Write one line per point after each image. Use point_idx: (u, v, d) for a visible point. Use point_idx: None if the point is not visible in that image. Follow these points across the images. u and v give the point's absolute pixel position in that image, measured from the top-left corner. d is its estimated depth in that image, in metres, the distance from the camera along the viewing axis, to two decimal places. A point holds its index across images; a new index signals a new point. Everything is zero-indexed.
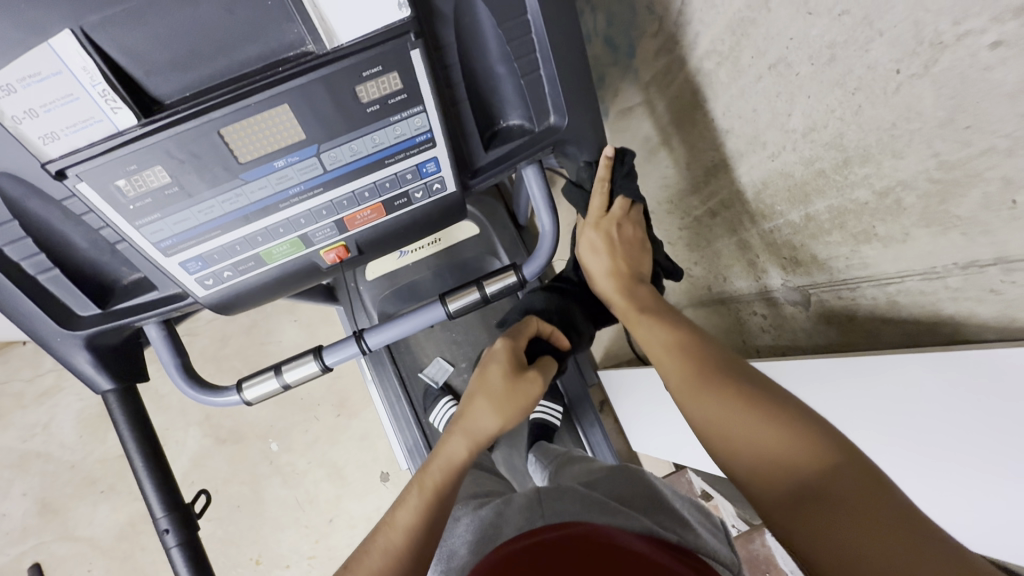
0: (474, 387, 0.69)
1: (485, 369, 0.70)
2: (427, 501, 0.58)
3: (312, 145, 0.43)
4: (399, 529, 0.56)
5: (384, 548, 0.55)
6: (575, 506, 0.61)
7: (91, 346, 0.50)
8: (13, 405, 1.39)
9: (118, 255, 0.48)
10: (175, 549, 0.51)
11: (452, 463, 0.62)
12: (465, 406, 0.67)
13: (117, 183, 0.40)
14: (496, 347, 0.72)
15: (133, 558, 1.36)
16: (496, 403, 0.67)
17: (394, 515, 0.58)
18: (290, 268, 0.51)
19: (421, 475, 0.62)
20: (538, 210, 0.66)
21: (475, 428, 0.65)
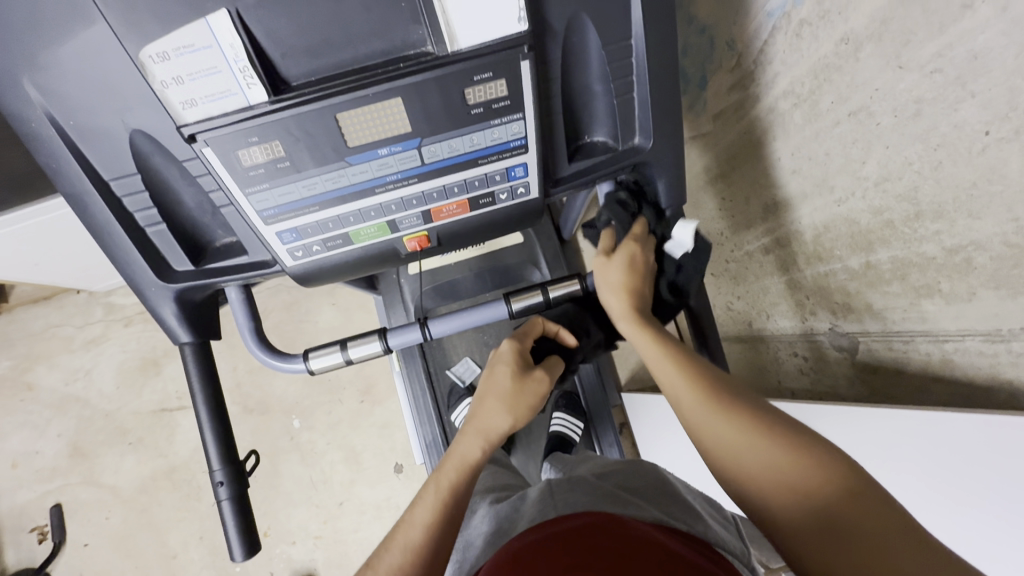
0: (483, 390, 0.69)
1: (494, 368, 0.71)
2: (444, 498, 0.59)
3: (416, 138, 0.45)
4: (417, 526, 0.56)
5: (403, 545, 0.55)
6: (585, 493, 0.62)
7: (178, 298, 0.53)
8: (61, 349, 1.46)
9: (218, 218, 0.51)
10: (225, 501, 0.54)
11: (466, 461, 0.63)
12: (475, 409, 0.68)
13: (238, 151, 0.44)
14: (503, 347, 0.72)
15: (149, 512, 1.40)
16: (508, 404, 0.68)
17: (411, 513, 0.58)
18: (372, 251, 0.54)
19: (435, 475, 0.62)
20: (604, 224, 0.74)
21: (488, 428, 0.67)
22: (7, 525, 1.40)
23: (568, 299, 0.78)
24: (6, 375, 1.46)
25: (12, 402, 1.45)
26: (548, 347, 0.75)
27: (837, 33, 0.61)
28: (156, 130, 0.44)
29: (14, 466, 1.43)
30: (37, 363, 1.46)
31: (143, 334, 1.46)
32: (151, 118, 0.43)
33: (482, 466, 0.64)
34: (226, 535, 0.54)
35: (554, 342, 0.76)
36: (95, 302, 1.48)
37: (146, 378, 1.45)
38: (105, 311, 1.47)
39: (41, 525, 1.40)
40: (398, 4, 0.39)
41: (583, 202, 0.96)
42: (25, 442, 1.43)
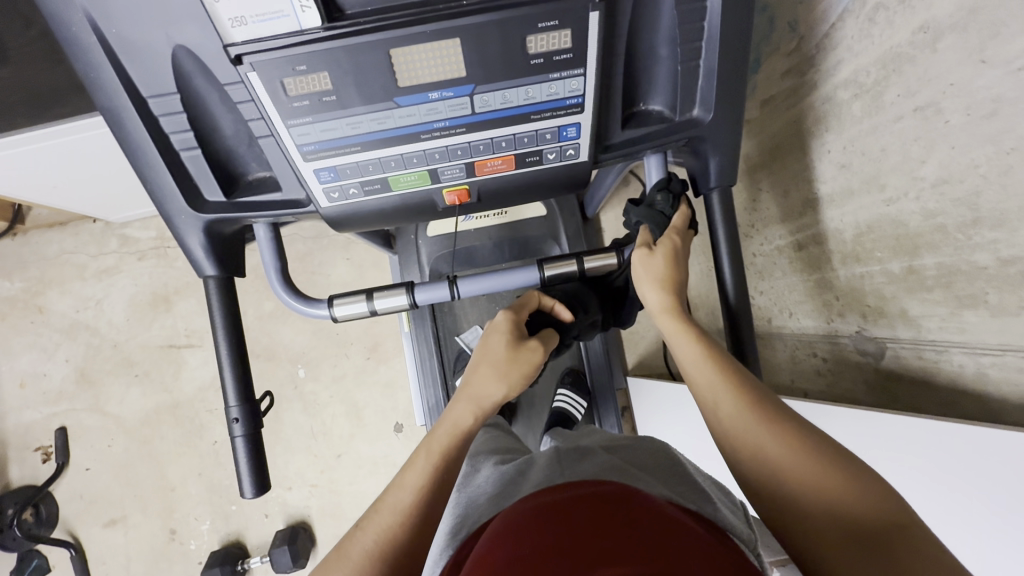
0: (478, 358, 0.69)
1: (489, 338, 0.72)
2: (436, 462, 0.59)
3: (469, 84, 0.43)
4: (407, 488, 0.56)
5: (393, 506, 0.55)
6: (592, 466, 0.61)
7: (207, 231, 0.52)
8: (74, 275, 1.46)
9: (253, 150, 0.49)
10: (239, 437, 0.54)
11: (458, 428, 0.63)
12: (470, 375, 0.68)
13: (284, 79, 0.42)
14: (497, 317, 0.74)
15: (151, 443, 1.43)
16: (502, 371, 0.68)
17: (402, 476, 0.58)
18: (409, 200, 0.52)
19: (426, 440, 0.61)
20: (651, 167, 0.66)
21: (481, 395, 0.66)
22: (12, 441, 1.43)
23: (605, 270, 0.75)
24: (18, 295, 1.46)
25: (24, 323, 1.46)
26: (540, 321, 0.78)
27: (916, 20, 0.57)
28: (201, 48, 0.42)
29: (22, 385, 1.45)
30: (50, 286, 1.46)
31: (157, 269, 1.46)
32: (194, 34, 0.41)
33: (473, 432, 0.64)
34: (237, 471, 0.54)
35: (550, 316, 0.79)
36: (111, 233, 1.47)
37: (155, 313, 1.45)
38: (120, 243, 1.47)
39: (45, 445, 1.43)
40: None
41: (614, 181, 0.94)
42: (34, 363, 1.45)
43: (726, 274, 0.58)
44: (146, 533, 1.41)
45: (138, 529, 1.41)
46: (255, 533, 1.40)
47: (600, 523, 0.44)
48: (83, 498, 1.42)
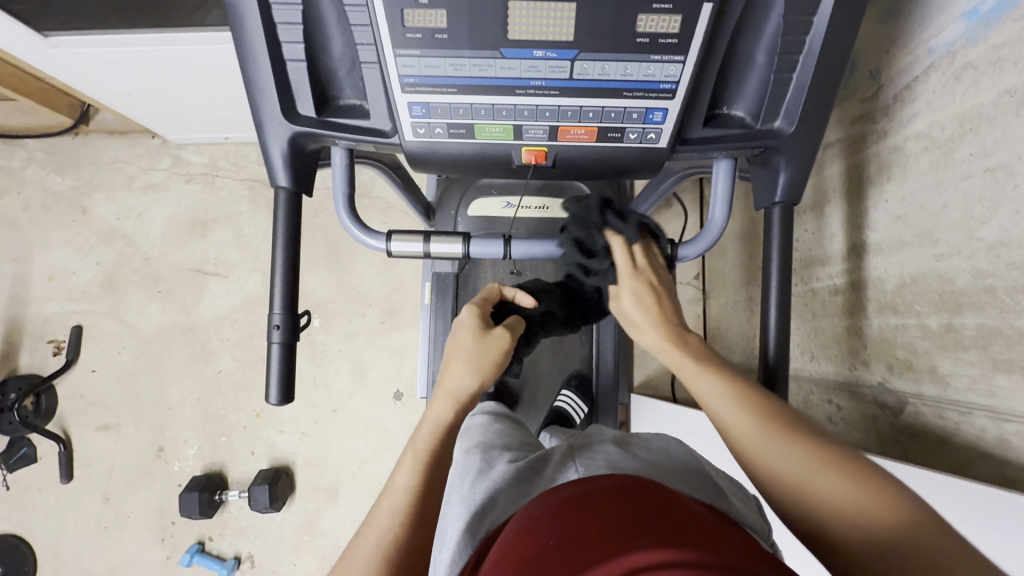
0: (449, 353, 0.71)
1: (458, 333, 0.73)
2: (424, 463, 0.61)
3: (574, 49, 0.45)
4: (397, 495, 0.59)
5: (388, 510, 0.58)
6: (604, 465, 0.61)
7: (291, 144, 0.55)
8: (123, 184, 1.51)
9: (352, 75, 0.52)
10: (276, 344, 0.56)
11: (439, 424, 0.65)
12: (442, 373, 0.70)
13: (404, 10, 0.44)
14: (463, 313, 0.75)
15: (159, 360, 1.46)
16: (474, 362, 0.70)
17: (394, 480, 0.61)
18: (487, 153, 0.53)
19: (411, 440, 0.64)
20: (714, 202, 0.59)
21: (455, 388, 0.68)
22: (28, 330, 1.46)
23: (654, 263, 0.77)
24: (65, 192, 1.51)
25: (65, 219, 1.50)
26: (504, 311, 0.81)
27: (1003, 83, 0.58)
28: None
29: (50, 278, 1.49)
30: (97, 190, 1.51)
31: (201, 194, 1.50)
32: None
33: (456, 425, 0.66)
34: (267, 378, 0.56)
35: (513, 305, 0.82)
36: (166, 151, 1.52)
37: (190, 236, 1.49)
38: (172, 162, 1.51)
39: (59, 339, 1.46)
40: None
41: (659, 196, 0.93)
42: (66, 259, 1.49)
43: (772, 287, 0.58)
44: (133, 446, 1.43)
45: (127, 440, 1.43)
46: (238, 468, 1.41)
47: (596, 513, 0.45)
48: (81, 399, 1.44)
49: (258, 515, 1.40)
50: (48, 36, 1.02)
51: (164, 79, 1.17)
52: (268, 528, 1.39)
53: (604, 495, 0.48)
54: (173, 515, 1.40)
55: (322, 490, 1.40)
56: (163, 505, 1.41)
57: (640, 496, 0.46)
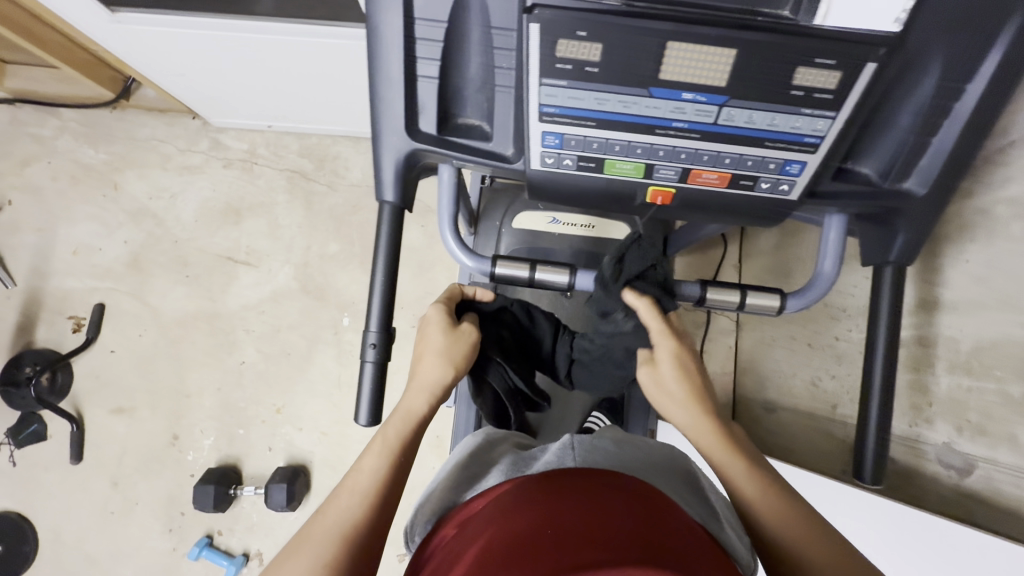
0: (420, 347, 0.69)
1: (426, 329, 0.71)
2: (393, 449, 0.60)
3: (724, 95, 0.44)
4: (366, 471, 0.57)
5: (352, 488, 0.56)
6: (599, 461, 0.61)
7: (406, 159, 0.53)
8: (157, 163, 1.48)
9: (480, 95, 0.50)
10: (369, 361, 0.55)
11: (412, 414, 0.64)
12: (414, 368, 0.69)
13: (559, 40, 0.42)
14: (430, 311, 0.73)
15: (180, 346, 1.42)
16: (446, 353, 0.69)
17: (361, 461, 0.59)
18: (611, 187, 0.52)
19: (381, 428, 0.63)
20: (823, 255, 0.61)
21: (427, 383, 0.67)
22: (47, 303, 1.43)
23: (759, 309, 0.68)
24: (97, 165, 1.47)
25: (94, 194, 1.47)
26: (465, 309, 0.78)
27: None
28: None
29: (74, 253, 1.45)
30: (130, 166, 1.47)
31: (237, 181, 1.47)
32: None
33: (429, 418, 0.65)
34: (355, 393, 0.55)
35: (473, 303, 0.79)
36: (204, 133, 1.49)
37: (223, 222, 1.46)
38: (210, 145, 1.48)
39: (79, 316, 1.43)
40: None
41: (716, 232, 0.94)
42: (91, 234, 1.45)
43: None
44: (147, 432, 1.39)
45: (141, 425, 1.40)
46: (253, 462, 1.39)
47: (571, 511, 0.48)
48: (97, 378, 1.41)
49: (271, 512, 1.37)
50: (116, 11, 1.00)
51: (224, 65, 1.16)
52: (279, 527, 1.36)
53: (583, 489, 0.51)
54: (183, 505, 1.37)
55: None
56: (174, 494, 1.38)
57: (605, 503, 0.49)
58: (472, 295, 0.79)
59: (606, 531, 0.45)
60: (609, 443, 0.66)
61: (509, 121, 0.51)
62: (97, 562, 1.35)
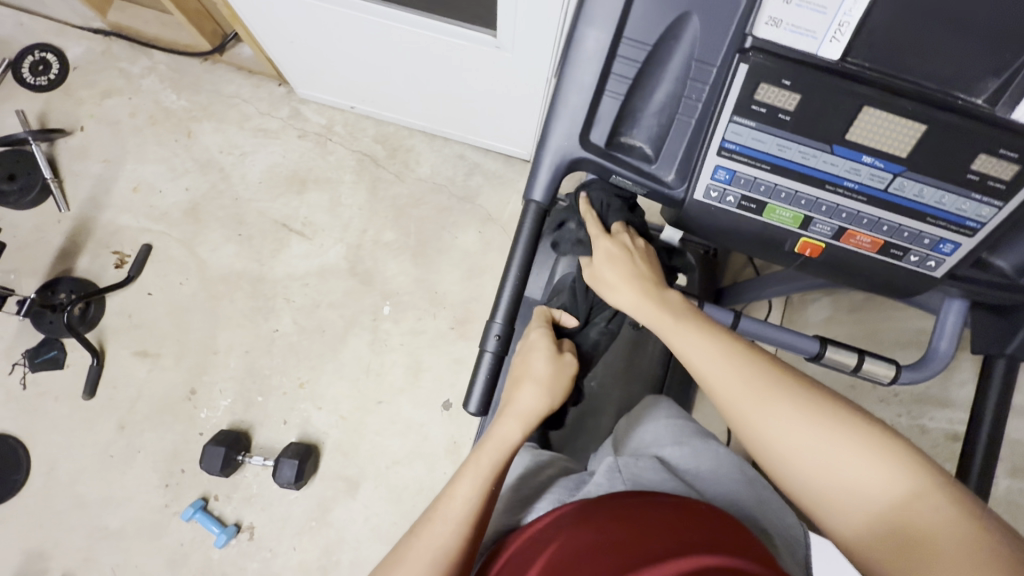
0: (519, 372, 0.71)
1: (527, 353, 0.72)
2: (487, 477, 0.64)
3: (903, 166, 0.46)
4: (457, 497, 0.62)
5: (444, 515, 0.62)
6: (650, 483, 0.63)
7: (566, 163, 0.57)
8: (235, 119, 1.50)
9: (655, 119, 0.55)
10: (493, 338, 0.66)
11: (505, 443, 0.67)
12: (511, 392, 0.71)
13: (762, 84, 0.45)
14: (532, 335, 0.73)
15: (217, 302, 1.41)
16: (545, 385, 0.70)
17: (453, 487, 0.64)
18: (762, 231, 0.54)
19: (477, 455, 0.66)
20: (937, 336, 0.65)
21: (524, 409, 0.69)
22: (97, 234, 1.43)
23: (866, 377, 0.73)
24: (178, 111, 1.50)
25: (168, 137, 1.49)
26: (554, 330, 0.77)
27: None
28: (706, 27, 0.49)
29: (135, 190, 1.46)
30: (208, 118, 1.50)
31: (309, 152, 1.49)
32: (711, 18, 0.49)
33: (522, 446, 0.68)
34: (473, 373, 0.67)
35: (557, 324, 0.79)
36: (287, 101, 1.51)
37: (287, 189, 1.47)
38: (291, 113, 1.51)
39: (124, 252, 1.43)
40: (1002, 53, 0.41)
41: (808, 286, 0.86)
42: (156, 176, 1.47)
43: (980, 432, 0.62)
44: (167, 380, 1.37)
45: (163, 372, 1.38)
46: (265, 432, 1.36)
47: (606, 534, 0.50)
48: (128, 316, 1.40)
49: (272, 487, 1.33)
50: None
51: (332, 41, 1.19)
52: (278, 504, 1.32)
53: (633, 509, 0.53)
54: (184, 462, 1.34)
55: (343, 480, 1.33)
56: (178, 449, 1.34)
57: (657, 518, 0.50)
58: (558, 320, 0.78)
59: (635, 545, 0.47)
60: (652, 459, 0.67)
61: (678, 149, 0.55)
62: (88, 503, 1.31)
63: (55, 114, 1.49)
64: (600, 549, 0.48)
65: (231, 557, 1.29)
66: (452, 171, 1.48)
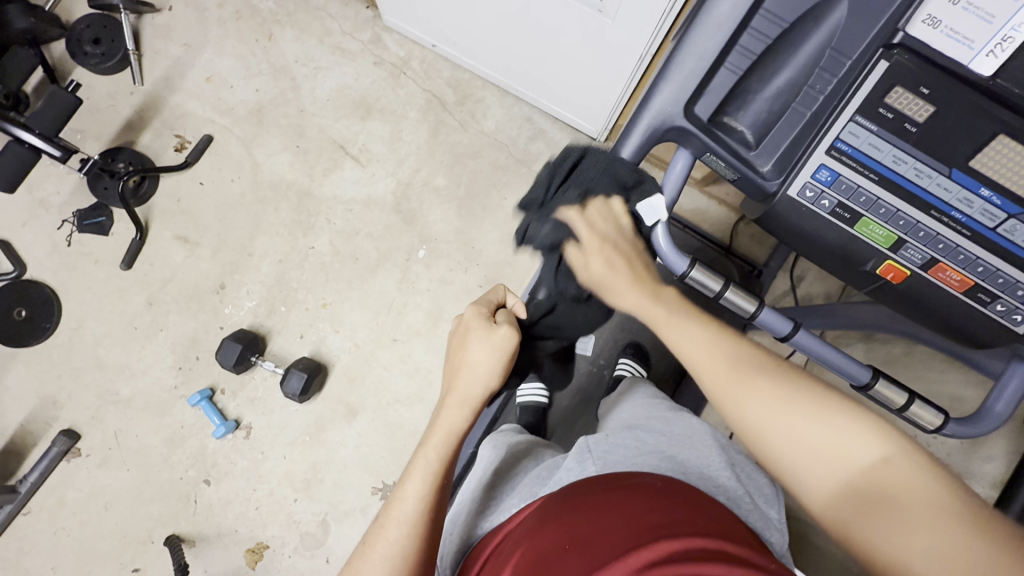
0: (456, 362, 0.69)
1: (463, 338, 0.69)
2: (436, 473, 0.63)
3: (1021, 208, 0.44)
4: (411, 502, 0.61)
5: (398, 519, 0.60)
6: (620, 459, 0.62)
7: (662, 128, 0.57)
8: (318, 32, 1.49)
9: (767, 109, 0.54)
10: None
11: (452, 433, 0.65)
12: (450, 381, 0.69)
13: (898, 88, 0.45)
14: (466, 316, 0.70)
15: (262, 207, 1.43)
16: (486, 370, 0.67)
17: (404, 486, 0.62)
18: (849, 245, 0.54)
19: (423, 451, 0.64)
20: (996, 396, 0.63)
21: (465, 395, 0.67)
22: (163, 114, 1.46)
23: (906, 420, 0.69)
24: (265, 12, 1.50)
25: (249, 36, 1.49)
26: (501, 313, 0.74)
27: None
28: (858, 19, 0.47)
29: (207, 80, 1.48)
30: (292, 25, 1.50)
31: (381, 80, 1.48)
32: (866, 9, 0.46)
33: (470, 432, 0.66)
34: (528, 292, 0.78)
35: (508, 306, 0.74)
36: (371, 25, 1.50)
37: (351, 113, 1.47)
38: (372, 38, 1.49)
39: (185, 138, 1.45)
40: None
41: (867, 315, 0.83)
42: (230, 71, 1.48)
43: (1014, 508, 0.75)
44: (200, 270, 1.41)
45: (197, 262, 1.41)
46: (281, 341, 1.39)
47: (563, 532, 0.49)
48: (176, 200, 1.43)
49: (276, 395, 1.37)
50: None
51: None
52: (278, 412, 1.36)
53: (592, 501, 0.52)
54: (200, 350, 1.38)
55: (343, 406, 1.36)
56: (197, 337, 1.39)
57: (616, 510, 0.49)
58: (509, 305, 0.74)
59: (594, 543, 0.46)
60: (626, 430, 0.67)
61: (781, 143, 0.55)
62: (105, 366, 1.37)
63: None
64: (562, 550, 0.47)
65: (225, 449, 1.34)
66: (516, 131, 1.46)
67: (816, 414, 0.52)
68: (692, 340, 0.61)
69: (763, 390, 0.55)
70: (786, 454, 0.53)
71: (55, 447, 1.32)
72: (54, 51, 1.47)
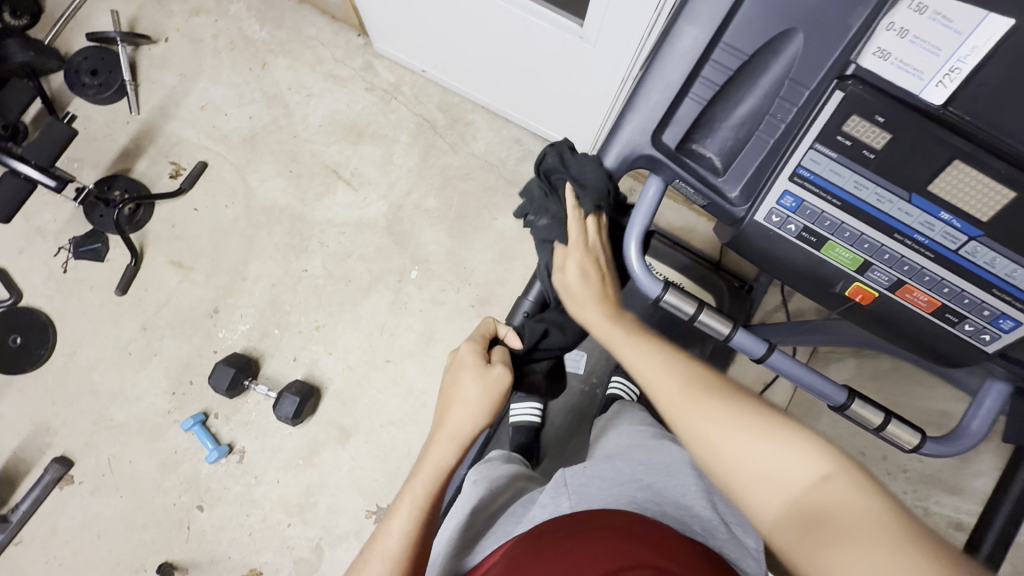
0: (449, 395, 0.71)
1: (457, 372, 0.72)
2: (422, 507, 0.62)
3: (980, 231, 0.45)
4: (393, 536, 0.60)
5: (380, 556, 0.59)
6: (595, 495, 0.62)
7: (633, 156, 0.59)
8: (310, 60, 1.53)
9: (734, 136, 0.56)
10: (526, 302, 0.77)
11: (440, 469, 0.66)
12: (442, 414, 0.70)
13: (854, 117, 0.46)
14: (461, 352, 0.73)
15: (256, 232, 1.45)
16: (478, 403, 0.70)
17: (388, 522, 0.62)
18: (818, 268, 0.55)
19: (410, 487, 0.64)
20: (971, 413, 0.63)
21: (456, 429, 0.68)
22: (159, 142, 1.49)
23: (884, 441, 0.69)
24: (259, 41, 1.54)
25: (243, 65, 1.53)
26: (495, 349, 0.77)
27: None
28: (815, 54, 0.51)
29: (202, 109, 1.51)
30: (285, 54, 1.53)
31: (373, 105, 1.51)
32: (822, 45, 0.51)
33: (458, 469, 0.67)
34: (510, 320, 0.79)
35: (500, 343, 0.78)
36: (362, 52, 1.53)
37: (343, 138, 1.50)
38: (363, 65, 1.53)
39: (180, 165, 1.47)
40: None
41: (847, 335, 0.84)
42: (224, 99, 1.51)
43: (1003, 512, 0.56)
44: (194, 294, 1.42)
45: (192, 286, 1.42)
46: (274, 364, 1.39)
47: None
48: (171, 226, 1.45)
49: (270, 419, 1.36)
50: None
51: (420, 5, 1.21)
52: (271, 435, 1.35)
53: (562, 543, 0.51)
54: (194, 375, 1.38)
55: (336, 428, 1.35)
56: (191, 362, 1.39)
57: (585, 553, 0.48)
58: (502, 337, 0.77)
59: None
60: (603, 464, 0.67)
61: (748, 169, 0.56)
62: (99, 392, 1.38)
63: (144, 21, 1.55)
64: None
65: (218, 475, 1.34)
66: (506, 153, 1.48)
67: (761, 433, 0.50)
68: (651, 368, 0.60)
69: (714, 408, 0.54)
70: (733, 470, 0.50)
71: (47, 475, 1.31)
72: (52, 83, 1.50)
